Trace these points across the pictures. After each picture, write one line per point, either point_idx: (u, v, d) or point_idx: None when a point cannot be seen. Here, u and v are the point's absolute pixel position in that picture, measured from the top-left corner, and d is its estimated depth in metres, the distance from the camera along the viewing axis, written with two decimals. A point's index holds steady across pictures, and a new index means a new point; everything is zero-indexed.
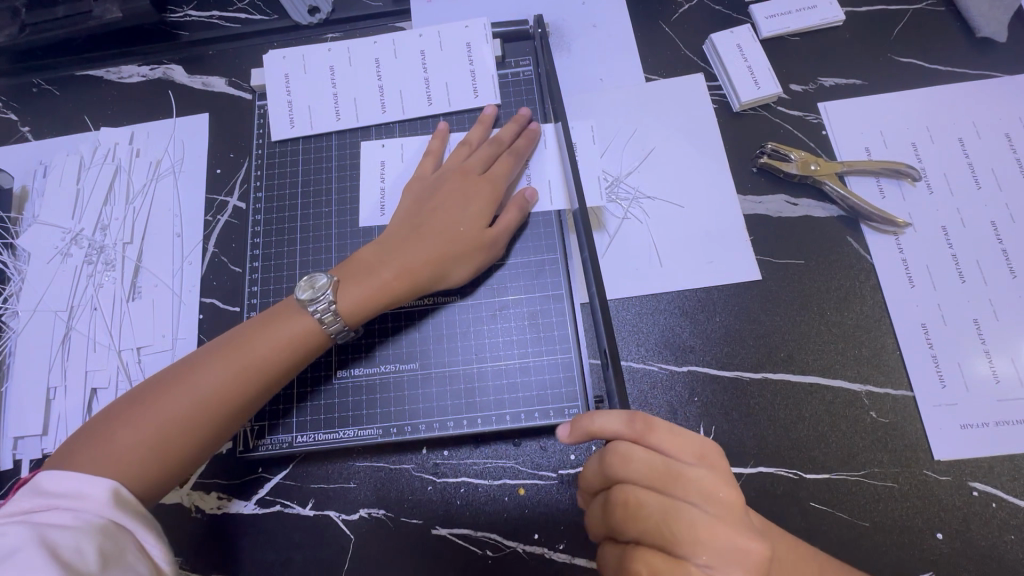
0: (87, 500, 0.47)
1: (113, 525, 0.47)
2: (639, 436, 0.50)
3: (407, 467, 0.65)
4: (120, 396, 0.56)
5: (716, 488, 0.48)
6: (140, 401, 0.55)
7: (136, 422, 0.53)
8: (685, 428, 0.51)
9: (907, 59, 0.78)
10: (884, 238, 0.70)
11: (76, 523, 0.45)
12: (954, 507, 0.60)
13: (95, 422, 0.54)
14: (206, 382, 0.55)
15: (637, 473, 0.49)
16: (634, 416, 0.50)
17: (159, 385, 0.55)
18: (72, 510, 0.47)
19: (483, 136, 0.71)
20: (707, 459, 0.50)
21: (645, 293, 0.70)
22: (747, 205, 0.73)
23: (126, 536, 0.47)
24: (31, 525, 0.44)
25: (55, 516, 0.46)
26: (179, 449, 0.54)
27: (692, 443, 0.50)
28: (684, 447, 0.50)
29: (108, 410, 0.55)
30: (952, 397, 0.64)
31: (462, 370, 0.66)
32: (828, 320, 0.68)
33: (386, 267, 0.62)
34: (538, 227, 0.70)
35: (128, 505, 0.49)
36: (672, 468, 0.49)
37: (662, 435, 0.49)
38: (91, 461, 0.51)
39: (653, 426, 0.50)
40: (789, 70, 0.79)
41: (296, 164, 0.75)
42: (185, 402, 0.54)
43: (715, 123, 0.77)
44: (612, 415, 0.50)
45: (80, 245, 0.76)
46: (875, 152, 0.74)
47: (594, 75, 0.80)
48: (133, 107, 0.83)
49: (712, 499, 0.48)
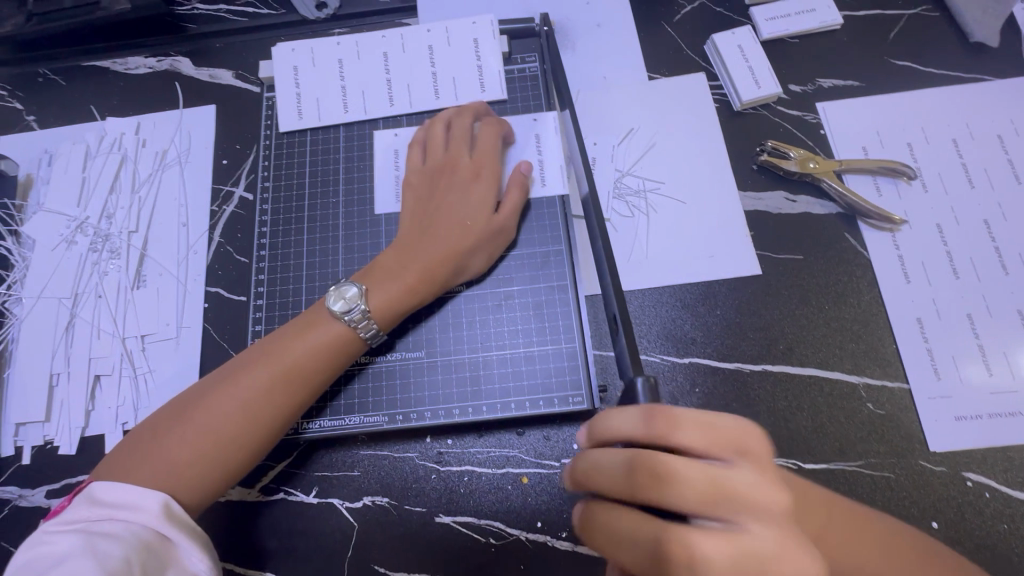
0: (137, 510, 0.49)
1: (158, 538, 0.48)
2: (663, 433, 0.41)
3: (411, 455, 0.65)
4: (164, 409, 0.57)
5: (767, 496, 0.38)
6: (185, 411, 0.55)
7: (181, 436, 0.54)
8: (719, 416, 0.42)
9: (903, 61, 0.80)
10: (881, 235, 0.72)
11: (124, 534, 0.47)
12: (949, 497, 0.62)
13: (141, 434, 0.55)
14: (248, 392, 0.56)
15: (662, 481, 0.40)
16: (652, 412, 0.41)
17: (201, 395, 0.56)
18: (124, 520, 0.48)
19: (478, 119, 0.72)
20: (749, 453, 0.41)
21: (648, 285, 0.71)
22: (748, 201, 0.74)
23: (170, 548, 0.48)
24: (83, 536, 0.46)
25: (108, 526, 0.48)
26: (226, 461, 0.54)
27: (730, 435, 0.41)
28: (720, 441, 0.41)
29: (153, 422, 0.56)
30: (947, 390, 0.65)
31: (468, 359, 0.67)
32: (826, 315, 0.69)
33: (408, 269, 0.63)
34: (543, 220, 0.71)
35: (177, 518, 0.50)
36: (712, 471, 0.39)
37: (690, 431, 0.41)
38: (142, 477, 0.52)
39: (676, 418, 0.41)
40: (789, 71, 0.80)
41: (303, 156, 0.75)
42: (229, 413, 0.55)
43: (717, 120, 0.78)
44: (626, 416, 0.43)
45: (85, 232, 0.76)
46: (872, 151, 0.76)
47: (599, 73, 0.82)
48: (140, 98, 0.83)
49: (762, 511, 0.38)
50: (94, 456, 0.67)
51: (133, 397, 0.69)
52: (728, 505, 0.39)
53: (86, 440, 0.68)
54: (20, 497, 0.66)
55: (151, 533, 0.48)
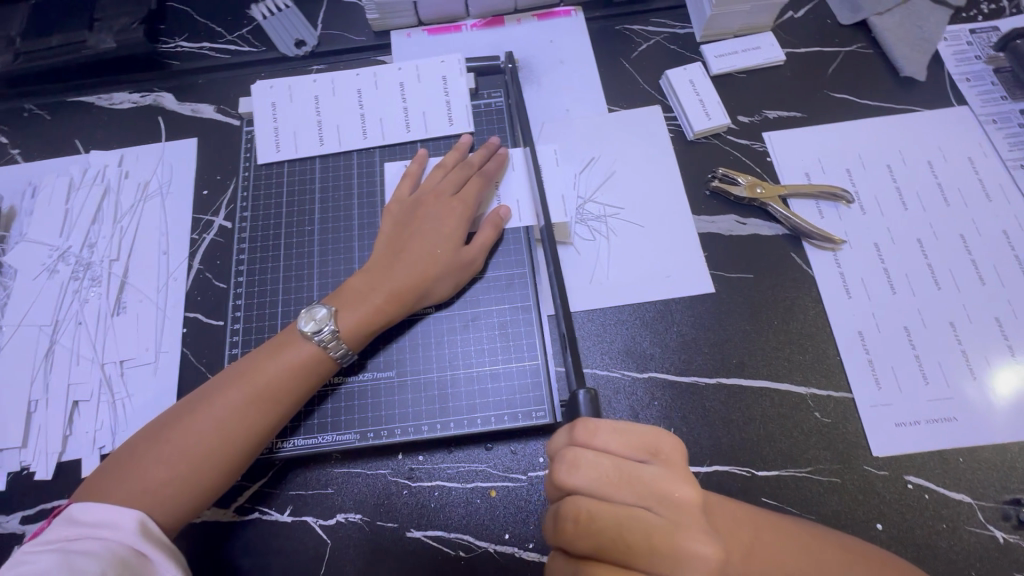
0: (114, 528, 0.51)
1: (134, 553, 0.50)
2: (586, 442, 0.50)
3: (383, 472, 0.68)
4: (141, 431, 0.59)
5: (671, 488, 0.48)
6: (162, 432, 0.58)
7: (158, 455, 0.56)
8: (635, 425, 0.51)
9: (841, 94, 0.87)
10: (823, 254, 0.77)
11: (101, 551, 0.49)
12: (891, 499, 0.65)
13: (118, 457, 0.57)
14: (223, 411, 0.58)
15: (585, 477, 0.49)
16: (575, 424, 0.51)
17: (178, 417, 0.58)
18: (101, 539, 0.50)
19: (486, 159, 0.76)
20: (661, 454, 0.50)
21: (608, 305, 0.75)
22: (701, 224, 0.80)
23: (146, 564, 0.50)
24: (60, 554, 0.47)
25: (85, 544, 0.49)
26: (201, 478, 0.57)
27: (645, 439, 0.50)
28: (631, 443, 0.50)
29: (130, 444, 0.58)
30: (887, 398, 0.70)
31: (437, 377, 0.70)
32: (775, 330, 0.74)
33: (376, 291, 0.66)
34: (509, 244, 0.75)
35: (153, 536, 0.52)
36: (624, 467, 0.49)
37: (608, 435, 0.50)
38: (119, 497, 0.53)
39: (596, 428, 0.51)
40: (737, 103, 0.87)
41: (280, 186, 0.79)
42: (205, 431, 0.57)
43: (672, 149, 0.84)
44: (560, 430, 0.53)
45: (67, 261, 0.78)
46: (814, 177, 0.82)
47: (562, 106, 0.88)
48: (124, 131, 0.87)
49: (665, 500, 0.48)
50: (71, 479, 0.68)
51: (110, 421, 0.71)
52: (636, 496, 0.48)
53: (63, 464, 0.69)
54: None
55: (127, 550, 0.50)
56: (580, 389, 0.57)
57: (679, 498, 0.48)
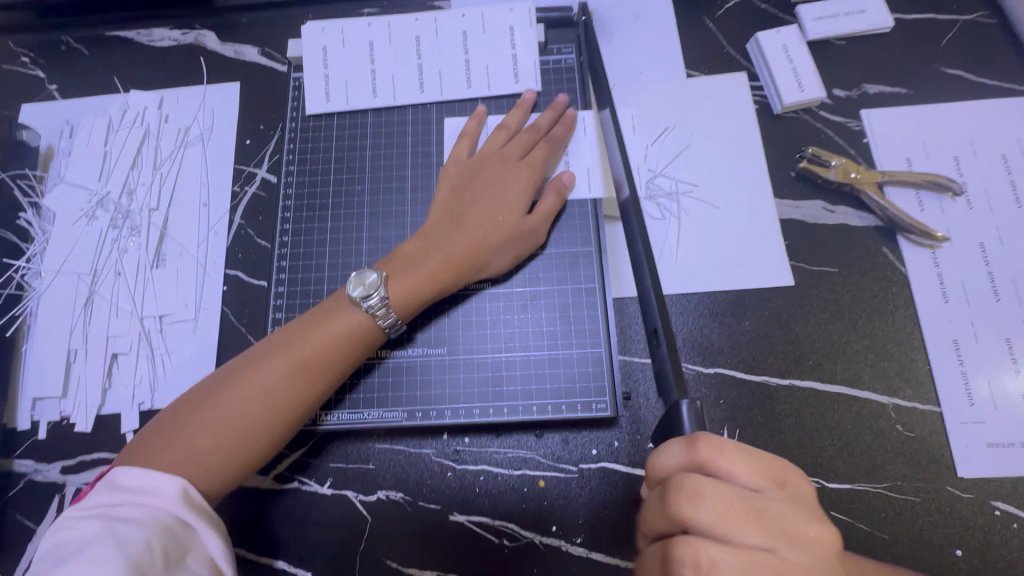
0: (156, 495, 0.48)
1: (178, 522, 0.48)
2: (705, 465, 0.44)
3: (427, 452, 0.65)
4: (184, 395, 0.56)
5: (803, 527, 0.42)
6: (205, 398, 0.55)
7: (203, 422, 0.53)
8: (758, 450, 0.45)
9: (954, 70, 0.77)
10: (921, 251, 0.69)
11: (144, 518, 0.46)
12: (975, 525, 0.60)
13: (161, 421, 0.54)
14: (269, 379, 0.55)
15: (709, 512, 0.42)
16: (696, 438, 0.44)
17: (222, 382, 0.55)
18: (143, 505, 0.48)
19: (553, 120, 0.70)
20: (787, 485, 0.45)
21: (675, 291, 0.69)
22: (784, 208, 0.72)
23: (190, 534, 0.48)
24: (102, 521, 0.45)
25: (126, 510, 0.47)
26: (247, 448, 0.54)
27: (771, 467, 0.45)
28: (760, 471, 0.44)
29: (173, 408, 0.55)
30: (979, 415, 0.63)
31: (490, 358, 0.65)
32: (859, 331, 0.67)
33: (431, 258, 0.62)
34: (573, 218, 0.69)
35: (196, 505, 0.50)
36: (750, 498, 0.43)
37: (734, 459, 0.43)
38: (163, 463, 0.51)
39: (721, 448, 0.44)
40: (834, 74, 0.77)
41: (329, 140, 0.73)
42: (251, 399, 0.54)
43: (756, 123, 0.76)
44: (670, 449, 0.45)
45: (106, 207, 0.75)
46: (916, 163, 0.73)
47: (635, 68, 0.79)
48: (164, 71, 0.81)
49: (798, 540, 0.42)
50: (110, 433, 0.67)
51: (149, 377, 0.69)
52: (764, 532, 0.42)
53: (102, 417, 0.68)
54: (36, 471, 0.66)
55: (171, 518, 0.47)
56: (679, 398, 0.49)
57: (813, 538, 0.42)
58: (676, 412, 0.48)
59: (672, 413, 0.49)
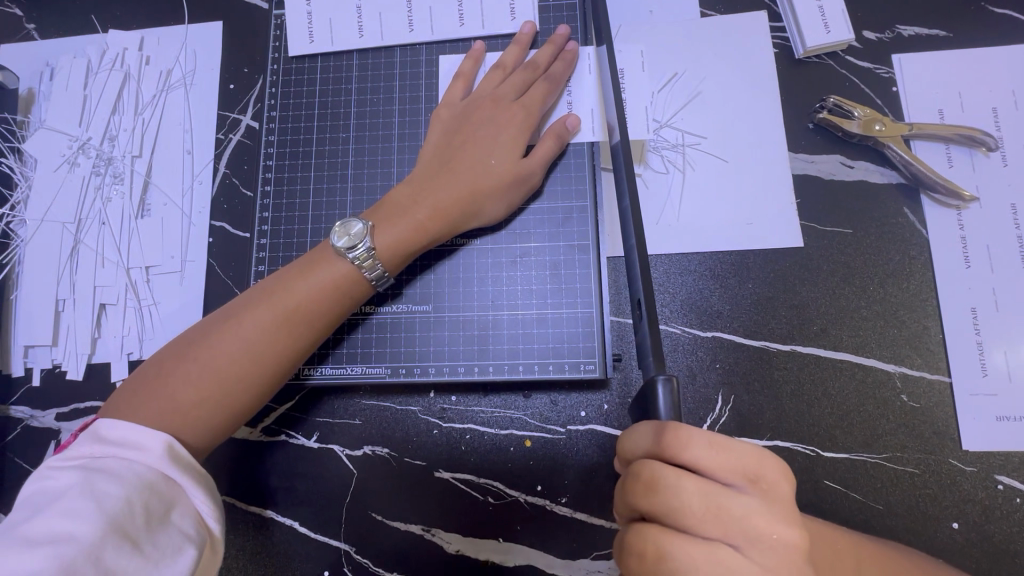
0: (140, 450, 0.48)
1: (162, 478, 0.47)
2: (671, 452, 0.41)
3: (413, 409, 0.64)
4: (166, 348, 0.55)
5: (769, 527, 0.39)
6: (187, 351, 0.54)
7: (186, 374, 0.52)
8: (735, 440, 0.42)
9: (1003, 10, 0.69)
10: (945, 212, 0.64)
11: (126, 474, 0.46)
12: (975, 498, 0.58)
13: (144, 373, 0.54)
14: (252, 331, 0.54)
15: (665, 502, 0.41)
16: (664, 427, 0.41)
17: (203, 335, 0.54)
18: (126, 459, 0.47)
19: (552, 57, 0.65)
20: (759, 481, 0.41)
21: (675, 251, 0.66)
22: (798, 163, 0.67)
23: (175, 489, 0.47)
24: (84, 473, 0.45)
25: (109, 464, 0.47)
26: (232, 400, 0.53)
27: (744, 462, 0.41)
28: (728, 466, 0.41)
29: (156, 361, 0.55)
30: (991, 387, 0.60)
31: (477, 316, 0.63)
32: (869, 296, 0.63)
33: (418, 206, 0.59)
34: (569, 169, 0.64)
35: (181, 460, 0.49)
36: (713, 493, 0.40)
37: (702, 451, 0.41)
38: (147, 415, 0.51)
39: (689, 439, 0.40)
40: (865, 13, 0.70)
41: (313, 84, 0.69)
42: (233, 352, 0.53)
43: (774, 69, 0.69)
44: (640, 430, 0.43)
45: (88, 154, 0.72)
46: (948, 116, 0.67)
47: (644, 7, 0.73)
48: (144, 9, 0.77)
49: (759, 541, 0.39)
50: (101, 383, 0.67)
51: (137, 328, 0.68)
52: (720, 528, 0.40)
53: (92, 367, 0.68)
54: (31, 417, 0.67)
55: (155, 473, 0.47)
56: (656, 376, 0.42)
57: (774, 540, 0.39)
58: (653, 389, 0.42)
59: (648, 391, 0.43)
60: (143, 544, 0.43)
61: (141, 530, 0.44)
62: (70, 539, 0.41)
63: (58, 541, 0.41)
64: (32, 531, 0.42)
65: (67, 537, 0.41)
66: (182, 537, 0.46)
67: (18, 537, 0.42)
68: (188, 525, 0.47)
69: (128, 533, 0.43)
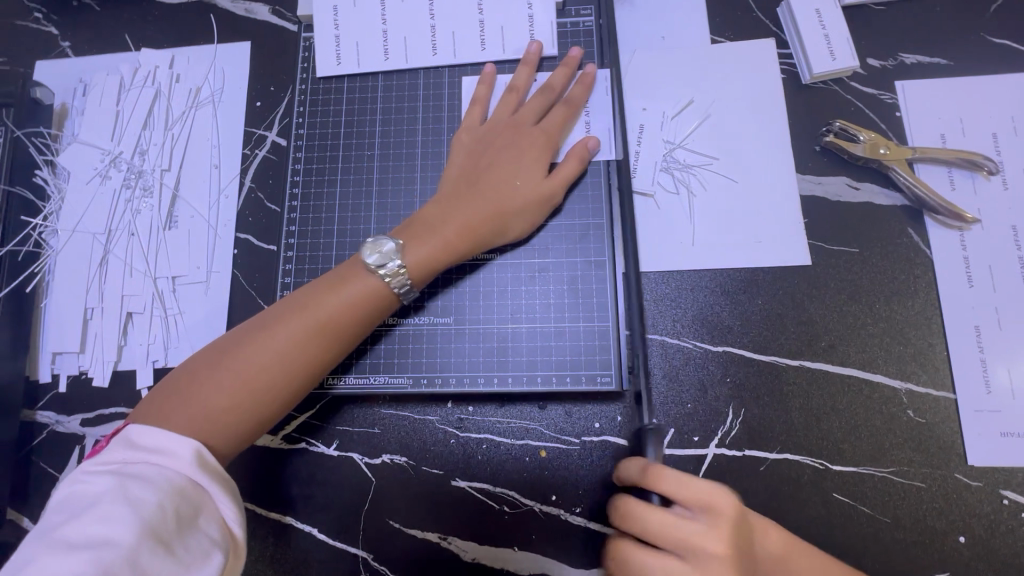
0: (170, 456, 0.49)
1: (191, 484, 0.49)
2: (649, 483, 0.51)
3: (431, 419, 0.66)
4: (196, 356, 0.57)
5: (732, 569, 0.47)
6: (217, 360, 0.55)
7: (215, 384, 0.54)
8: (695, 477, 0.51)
9: (1000, 40, 0.72)
10: (948, 233, 0.66)
11: (157, 480, 0.47)
12: (981, 513, 0.59)
13: (174, 381, 0.55)
14: (281, 343, 0.55)
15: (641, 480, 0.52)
16: (649, 468, 0.52)
17: (233, 345, 0.56)
18: (156, 465, 0.49)
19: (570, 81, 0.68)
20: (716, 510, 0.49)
21: (687, 267, 0.68)
22: (806, 184, 0.69)
23: (203, 495, 0.49)
24: (116, 478, 0.46)
25: (141, 469, 0.48)
26: (260, 409, 0.55)
27: (702, 494, 0.50)
28: (693, 498, 0.50)
29: (185, 369, 0.56)
30: (995, 404, 0.62)
31: (496, 329, 0.65)
32: (875, 313, 0.65)
33: (447, 226, 0.61)
34: (586, 188, 0.67)
35: (209, 466, 0.50)
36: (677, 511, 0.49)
37: (671, 484, 0.50)
38: (176, 423, 0.52)
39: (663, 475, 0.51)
40: (869, 42, 0.73)
41: (339, 103, 0.72)
42: (261, 362, 0.55)
43: (782, 94, 0.72)
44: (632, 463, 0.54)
45: (119, 167, 0.75)
46: (950, 140, 0.69)
47: (657, 33, 0.76)
48: (175, 29, 0.80)
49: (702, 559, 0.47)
50: (126, 390, 0.69)
51: (163, 336, 0.70)
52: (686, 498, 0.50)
53: (118, 374, 0.70)
54: (57, 422, 0.69)
55: (185, 480, 0.48)
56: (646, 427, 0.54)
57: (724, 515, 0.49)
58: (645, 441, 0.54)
59: None
60: (174, 547, 0.45)
61: (172, 536, 0.45)
62: (106, 543, 0.42)
63: (95, 544, 0.42)
64: (69, 534, 0.43)
65: (103, 540, 0.43)
66: (209, 543, 0.47)
67: (57, 540, 0.43)
68: (216, 531, 0.48)
69: (160, 536, 0.44)
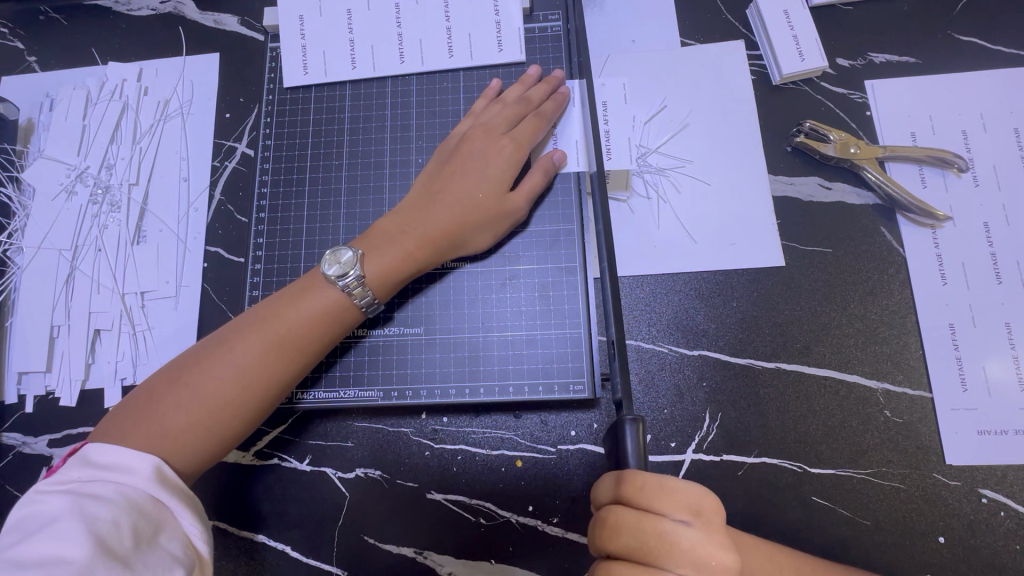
0: (129, 473, 0.48)
1: (151, 500, 0.48)
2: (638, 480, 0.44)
3: (405, 431, 0.65)
4: (157, 372, 0.56)
5: (710, 555, 0.42)
6: (179, 377, 0.54)
7: (175, 400, 0.53)
8: (679, 480, 0.45)
9: (968, 37, 0.72)
10: (920, 231, 0.66)
11: (115, 496, 0.46)
12: (961, 513, 0.59)
13: (134, 398, 0.54)
14: (245, 358, 0.55)
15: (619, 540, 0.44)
16: (622, 475, 0.44)
17: (194, 360, 0.55)
18: (114, 482, 0.48)
19: (545, 96, 0.67)
20: (703, 515, 0.44)
21: (661, 272, 0.67)
22: (778, 185, 0.69)
23: (163, 512, 0.48)
24: (71, 496, 0.45)
25: (97, 487, 0.47)
26: (221, 425, 0.54)
27: (689, 499, 0.44)
28: (682, 498, 0.44)
29: (147, 385, 0.55)
30: (972, 401, 0.61)
31: (468, 338, 0.64)
32: (850, 313, 0.65)
33: (406, 237, 0.60)
34: (557, 194, 0.67)
35: (169, 482, 0.50)
36: (660, 532, 0.43)
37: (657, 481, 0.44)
38: (136, 441, 0.51)
39: (643, 485, 0.43)
40: (837, 41, 0.73)
41: (306, 114, 0.71)
42: (223, 378, 0.54)
43: (753, 95, 0.72)
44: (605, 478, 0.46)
45: (85, 182, 0.74)
46: (920, 138, 0.69)
47: (627, 36, 0.76)
48: (144, 41, 0.79)
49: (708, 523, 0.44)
50: (94, 409, 0.67)
51: (131, 353, 0.69)
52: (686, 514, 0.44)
53: (85, 393, 0.68)
54: (23, 444, 0.67)
55: (143, 496, 0.48)
56: (623, 418, 0.42)
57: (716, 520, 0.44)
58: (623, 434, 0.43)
59: (619, 433, 0.44)
60: (132, 563, 0.43)
61: (130, 552, 0.44)
62: (59, 561, 0.41)
63: (48, 563, 0.41)
64: (23, 555, 0.42)
65: (56, 559, 0.41)
66: (170, 559, 0.46)
67: (10, 563, 0.42)
68: (177, 547, 0.47)
69: (118, 552, 0.43)
